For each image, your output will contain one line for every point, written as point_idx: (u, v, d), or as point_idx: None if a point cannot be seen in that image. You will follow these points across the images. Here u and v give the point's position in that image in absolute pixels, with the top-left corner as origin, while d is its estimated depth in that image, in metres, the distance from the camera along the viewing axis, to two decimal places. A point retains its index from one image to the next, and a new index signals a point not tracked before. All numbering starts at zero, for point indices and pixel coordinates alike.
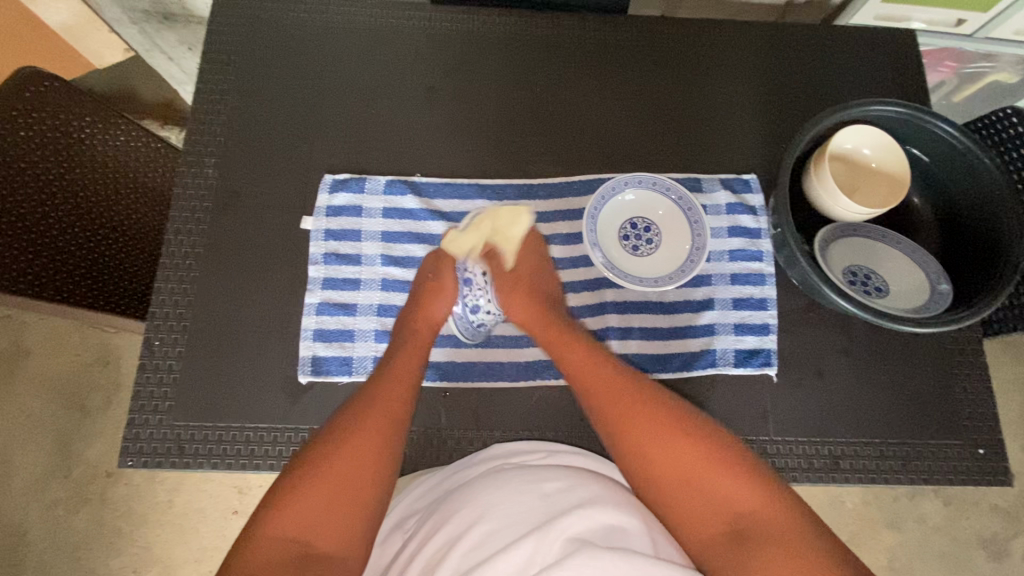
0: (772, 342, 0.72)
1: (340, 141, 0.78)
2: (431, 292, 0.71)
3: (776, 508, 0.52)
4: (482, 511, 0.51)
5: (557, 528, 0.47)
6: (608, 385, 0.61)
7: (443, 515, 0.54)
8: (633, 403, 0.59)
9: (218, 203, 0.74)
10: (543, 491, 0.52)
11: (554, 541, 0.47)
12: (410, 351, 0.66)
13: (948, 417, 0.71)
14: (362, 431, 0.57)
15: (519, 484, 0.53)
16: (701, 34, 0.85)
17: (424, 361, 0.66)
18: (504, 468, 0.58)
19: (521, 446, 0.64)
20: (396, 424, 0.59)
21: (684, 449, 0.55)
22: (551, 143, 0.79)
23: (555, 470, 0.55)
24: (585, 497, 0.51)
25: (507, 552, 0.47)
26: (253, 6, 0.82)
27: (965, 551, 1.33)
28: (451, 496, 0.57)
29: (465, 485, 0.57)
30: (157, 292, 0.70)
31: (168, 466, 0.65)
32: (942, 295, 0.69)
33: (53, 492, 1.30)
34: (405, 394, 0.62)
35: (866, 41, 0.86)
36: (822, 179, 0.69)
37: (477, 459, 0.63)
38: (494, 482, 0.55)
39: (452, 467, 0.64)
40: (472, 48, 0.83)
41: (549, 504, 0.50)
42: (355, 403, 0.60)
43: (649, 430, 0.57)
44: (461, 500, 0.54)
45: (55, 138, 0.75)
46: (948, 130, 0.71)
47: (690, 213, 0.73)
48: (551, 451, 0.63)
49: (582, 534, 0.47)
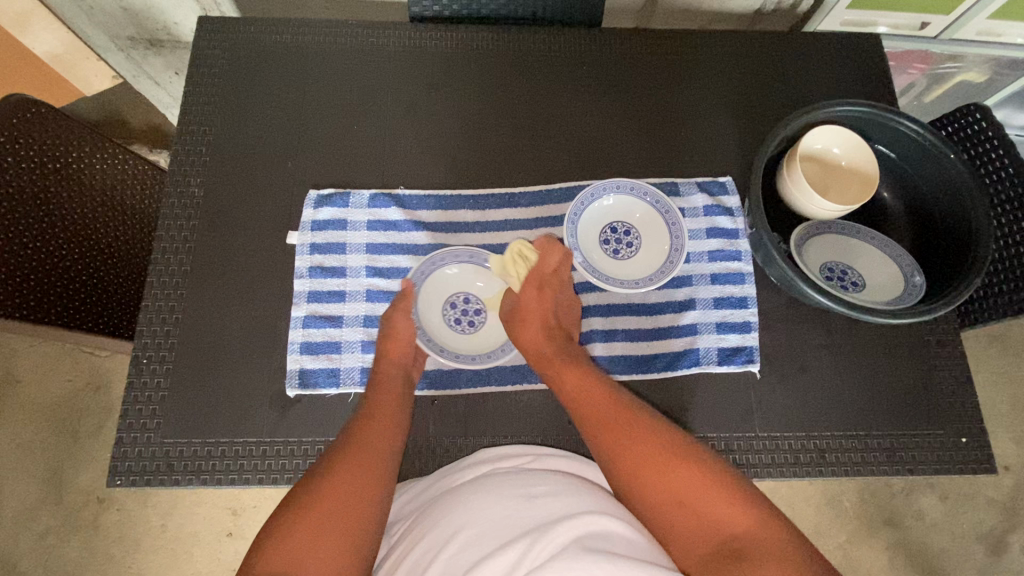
0: (754, 339, 0.73)
1: (323, 157, 0.79)
2: (399, 340, 0.68)
3: (764, 529, 0.51)
4: (471, 517, 0.52)
5: (548, 535, 0.48)
6: (607, 411, 0.61)
7: (432, 522, 0.55)
8: (631, 430, 0.59)
9: (203, 221, 0.75)
10: (531, 499, 0.53)
11: (547, 543, 0.48)
12: (389, 396, 0.65)
13: (930, 407, 0.72)
14: (353, 468, 0.58)
15: (507, 489, 0.54)
16: (673, 44, 0.88)
17: (404, 402, 0.66)
18: (494, 473, 0.59)
19: (511, 450, 0.65)
20: (384, 463, 0.59)
21: (677, 469, 0.55)
22: (531, 153, 0.81)
23: (543, 477, 0.56)
24: (572, 503, 0.52)
25: (496, 555, 0.48)
26: (235, 29, 0.84)
27: (964, 546, 1.33)
28: (440, 502, 0.58)
29: (453, 492, 0.58)
30: (144, 310, 0.70)
31: (156, 484, 0.65)
32: (916, 287, 0.71)
33: (44, 521, 1.28)
34: (392, 433, 0.62)
35: (832, 44, 0.89)
36: (795, 180, 0.71)
37: (465, 464, 0.63)
38: (482, 487, 0.56)
39: (440, 471, 0.65)
40: (451, 64, 0.85)
41: (538, 511, 0.51)
42: (345, 436, 0.61)
43: (645, 454, 0.56)
44: (450, 505, 0.56)
45: (43, 162, 0.76)
46: (912, 128, 0.74)
47: (668, 215, 0.75)
48: (538, 454, 0.63)
49: (570, 535, 0.48)
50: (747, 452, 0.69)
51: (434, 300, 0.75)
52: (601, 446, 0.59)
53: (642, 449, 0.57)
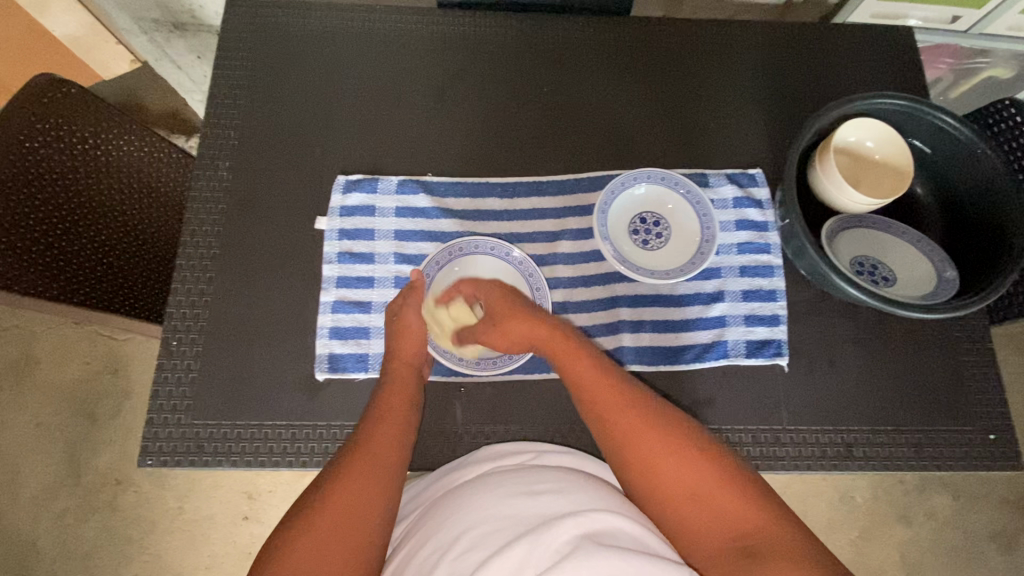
0: (783, 333, 0.72)
1: (351, 142, 0.79)
2: (410, 338, 0.67)
3: (776, 525, 0.50)
4: (476, 516, 0.53)
5: (555, 532, 0.48)
6: (607, 390, 0.59)
7: (438, 520, 0.56)
8: (638, 421, 0.56)
9: (232, 205, 0.75)
10: (534, 496, 0.53)
11: (555, 541, 0.47)
12: (393, 398, 0.64)
13: (958, 403, 0.71)
14: (360, 469, 0.57)
15: (511, 488, 0.55)
16: (704, 34, 0.87)
17: (411, 403, 0.64)
18: (498, 472, 0.59)
19: (511, 447, 0.65)
20: (391, 463, 0.59)
21: (686, 465, 0.54)
22: (558, 142, 0.81)
23: (546, 474, 0.57)
24: (577, 502, 0.53)
25: (503, 552, 0.48)
26: (263, 12, 0.84)
27: (976, 544, 1.34)
28: (445, 500, 0.58)
29: (458, 490, 0.59)
30: (174, 292, 0.71)
31: (187, 464, 0.65)
32: (949, 282, 0.70)
33: (62, 501, 1.30)
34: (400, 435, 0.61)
35: (865, 37, 0.88)
36: (828, 172, 0.71)
37: (467, 462, 0.64)
38: (486, 486, 0.56)
39: (442, 468, 0.66)
40: (479, 51, 0.85)
41: (543, 509, 0.52)
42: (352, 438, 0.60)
43: (652, 447, 0.55)
44: (455, 504, 0.56)
45: (71, 144, 0.76)
46: (949, 122, 0.72)
47: (699, 206, 0.74)
48: (539, 451, 0.64)
49: (577, 532, 0.48)
50: (774, 444, 0.69)
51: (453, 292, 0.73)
52: (608, 436, 0.57)
53: (648, 442, 0.55)
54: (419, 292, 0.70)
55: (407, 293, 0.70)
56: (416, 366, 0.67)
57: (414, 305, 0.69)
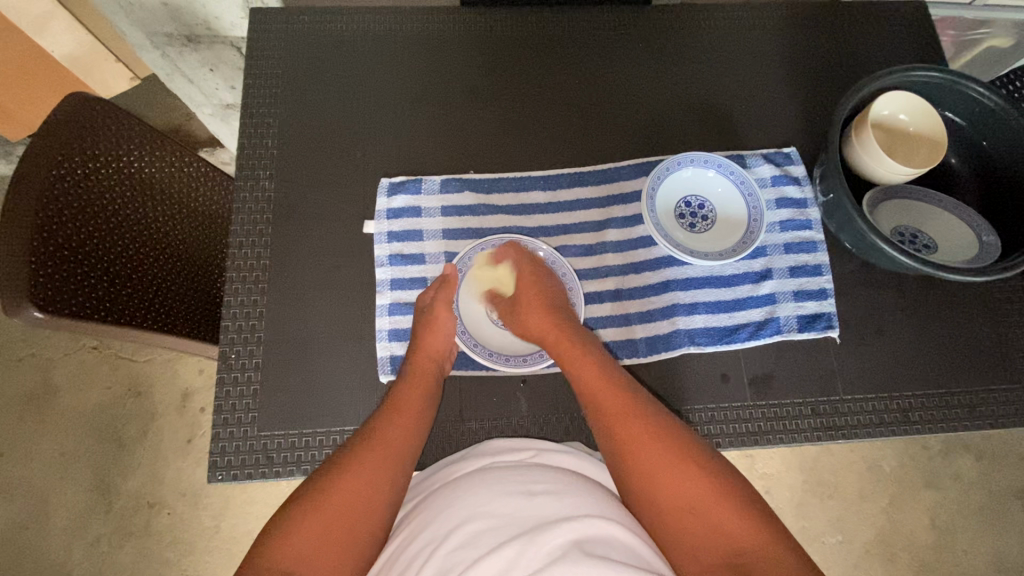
0: (832, 306, 0.74)
1: (390, 145, 0.79)
2: (436, 334, 0.69)
3: (771, 547, 0.53)
4: (470, 510, 0.53)
5: (547, 537, 0.49)
6: (616, 397, 0.63)
7: (430, 514, 0.56)
8: (645, 429, 0.60)
9: (278, 214, 0.75)
10: (532, 494, 0.54)
11: (546, 544, 0.49)
12: (414, 390, 0.65)
13: (1005, 362, 0.74)
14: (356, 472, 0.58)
15: (509, 484, 0.56)
16: (727, 18, 0.88)
17: (427, 397, 0.66)
18: (493, 466, 0.59)
19: (511, 442, 0.64)
20: (392, 461, 0.60)
21: (689, 479, 0.57)
22: (595, 132, 0.82)
23: (545, 472, 0.58)
24: (573, 505, 0.53)
25: (497, 551, 0.49)
26: (289, 20, 0.83)
27: (999, 502, 1.38)
28: (440, 493, 0.59)
29: (454, 484, 0.59)
30: (228, 305, 0.70)
31: (258, 477, 0.65)
32: (990, 245, 0.72)
33: (95, 529, 1.28)
34: (406, 437, 0.62)
35: (884, 12, 0.90)
36: (865, 145, 0.72)
37: (466, 456, 0.63)
38: (485, 481, 0.57)
39: (440, 463, 0.65)
40: (507, 48, 0.85)
41: (537, 507, 0.53)
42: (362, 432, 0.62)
43: (656, 457, 0.58)
44: (449, 499, 0.57)
45: (108, 162, 0.74)
46: (981, 91, 0.74)
47: (743, 186, 0.75)
48: (540, 449, 0.63)
49: (570, 537, 0.49)
50: (833, 414, 0.70)
51: (476, 285, 0.75)
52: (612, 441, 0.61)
53: (652, 449, 0.59)
54: (449, 285, 0.71)
55: (436, 285, 0.72)
56: (440, 363, 0.69)
57: (443, 298, 0.70)
